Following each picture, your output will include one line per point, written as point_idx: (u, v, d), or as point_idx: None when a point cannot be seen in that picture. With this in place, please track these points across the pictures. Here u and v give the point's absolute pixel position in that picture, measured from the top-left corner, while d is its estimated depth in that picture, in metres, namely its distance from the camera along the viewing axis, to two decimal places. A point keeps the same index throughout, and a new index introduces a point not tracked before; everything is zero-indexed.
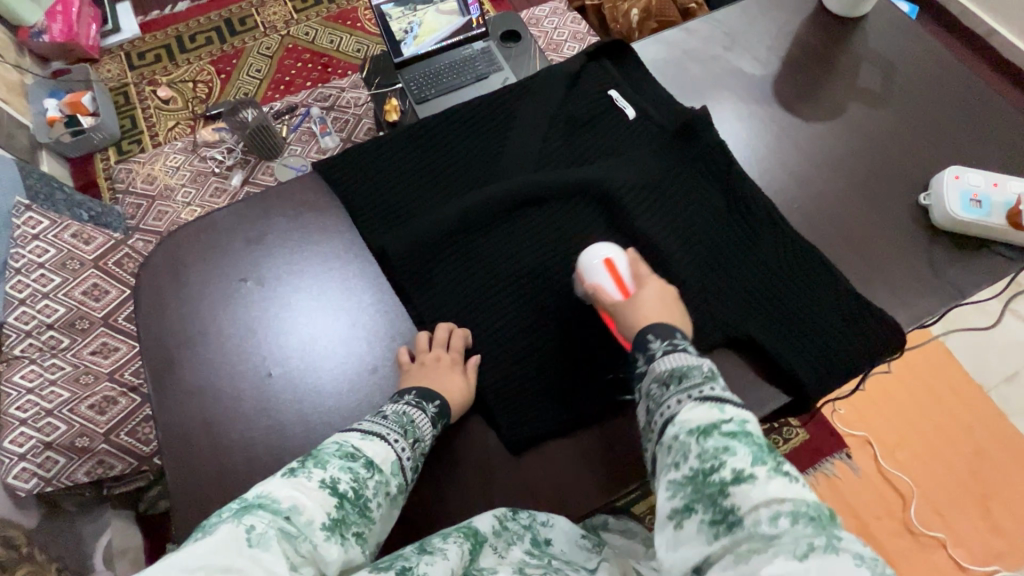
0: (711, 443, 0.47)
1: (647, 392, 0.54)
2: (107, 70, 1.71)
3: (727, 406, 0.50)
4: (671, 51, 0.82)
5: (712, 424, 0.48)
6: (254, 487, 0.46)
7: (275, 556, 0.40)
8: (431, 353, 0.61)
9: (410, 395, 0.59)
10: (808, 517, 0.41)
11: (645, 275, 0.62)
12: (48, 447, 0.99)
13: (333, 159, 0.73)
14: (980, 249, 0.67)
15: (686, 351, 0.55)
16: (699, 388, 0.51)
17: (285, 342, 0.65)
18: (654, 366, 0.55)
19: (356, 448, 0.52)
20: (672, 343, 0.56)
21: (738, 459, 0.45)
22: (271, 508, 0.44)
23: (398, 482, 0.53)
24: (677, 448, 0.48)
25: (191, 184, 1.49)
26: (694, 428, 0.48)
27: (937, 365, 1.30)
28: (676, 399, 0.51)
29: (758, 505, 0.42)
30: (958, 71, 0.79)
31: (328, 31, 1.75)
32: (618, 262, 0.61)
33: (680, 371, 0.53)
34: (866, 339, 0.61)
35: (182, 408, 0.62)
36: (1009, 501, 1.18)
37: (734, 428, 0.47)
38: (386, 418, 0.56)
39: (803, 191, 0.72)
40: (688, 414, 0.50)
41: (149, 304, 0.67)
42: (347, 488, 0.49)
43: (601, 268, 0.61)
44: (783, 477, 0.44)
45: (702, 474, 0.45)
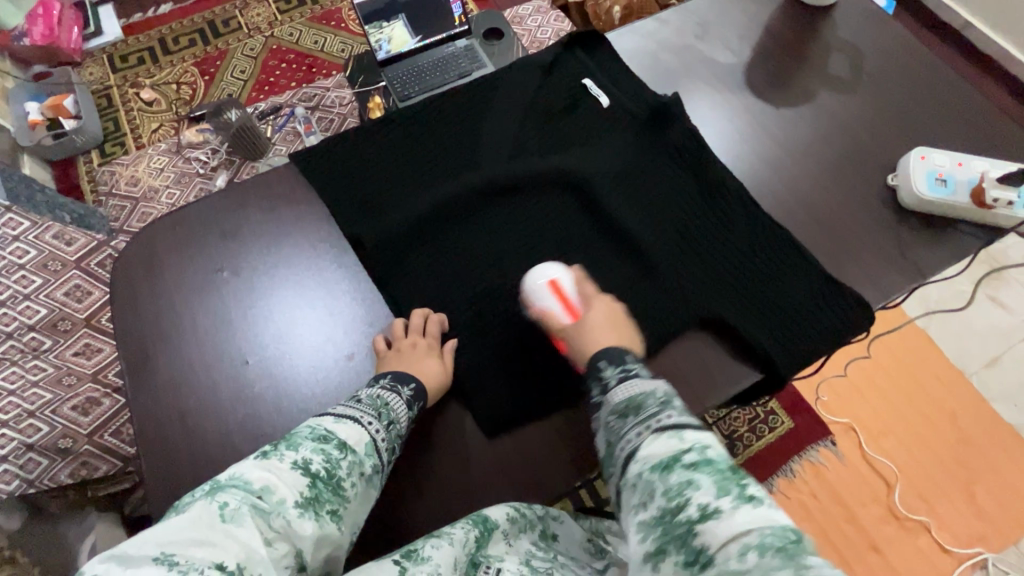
0: (675, 478, 0.45)
1: (606, 424, 0.53)
2: (90, 73, 1.70)
3: (686, 433, 0.48)
4: (644, 41, 0.83)
5: (673, 457, 0.47)
6: (227, 468, 0.46)
7: (247, 531, 0.41)
8: (406, 340, 0.61)
9: (384, 378, 0.59)
10: (775, 547, 0.39)
11: (592, 295, 0.63)
12: (29, 449, 0.98)
13: (309, 151, 0.73)
14: (947, 228, 0.68)
15: (639, 376, 0.55)
16: (657, 418, 0.50)
17: (260, 334, 0.65)
18: (610, 398, 0.54)
19: (329, 431, 0.51)
20: (624, 369, 0.56)
21: (701, 493, 0.43)
22: (242, 487, 0.44)
23: (373, 463, 0.52)
24: (641, 488, 0.47)
25: (175, 185, 1.48)
26: (655, 464, 0.47)
27: (918, 352, 1.32)
28: (635, 432, 0.50)
29: (727, 540, 0.41)
30: (925, 57, 0.81)
31: (312, 31, 1.75)
32: (563, 282, 0.63)
33: (636, 401, 0.52)
34: (838, 317, 0.62)
35: (157, 400, 0.62)
36: (990, 484, 1.20)
37: (694, 457, 0.46)
38: (360, 402, 0.56)
39: (774, 175, 0.73)
40: (648, 449, 0.48)
41: (123, 297, 0.67)
42: (320, 468, 0.48)
43: (546, 290, 0.62)
44: (749, 504, 0.42)
45: (669, 514, 0.44)
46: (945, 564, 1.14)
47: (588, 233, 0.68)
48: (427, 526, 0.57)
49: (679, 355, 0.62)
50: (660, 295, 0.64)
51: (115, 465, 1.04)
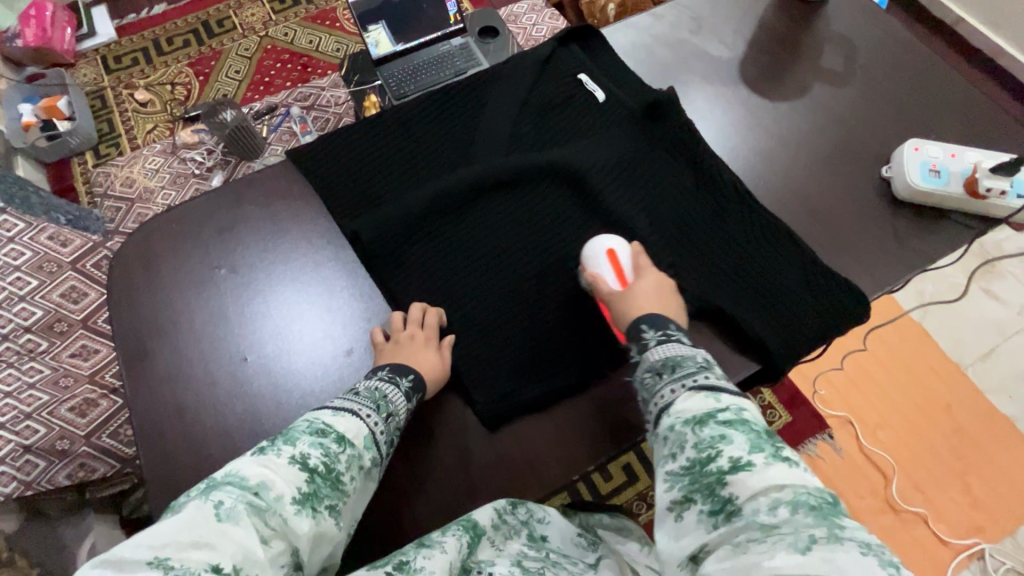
0: (707, 432, 0.47)
1: (642, 382, 0.55)
2: (83, 74, 1.69)
3: (722, 396, 0.50)
4: (639, 36, 0.83)
5: (708, 413, 0.49)
6: (224, 465, 0.46)
7: (242, 531, 0.41)
8: (405, 331, 0.61)
9: (382, 371, 0.58)
10: (807, 505, 0.40)
11: (644, 266, 0.62)
12: (26, 451, 0.95)
13: (306, 148, 0.73)
14: (941, 219, 0.69)
15: (678, 342, 0.56)
16: (694, 378, 0.52)
17: (260, 329, 0.65)
18: (648, 357, 0.56)
19: (327, 424, 0.51)
20: (665, 333, 0.56)
21: (734, 447, 0.45)
22: (238, 485, 0.44)
23: (372, 455, 0.52)
24: (673, 440, 0.49)
25: (171, 186, 1.48)
26: (690, 418, 0.49)
27: (914, 345, 1.32)
28: (671, 389, 0.52)
29: (757, 493, 0.42)
30: (917, 50, 0.81)
31: (307, 31, 1.75)
32: (620, 253, 0.62)
33: (674, 360, 0.54)
34: (834, 306, 0.63)
35: (155, 397, 0.62)
36: (987, 476, 1.20)
37: (729, 416, 0.48)
38: (358, 395, 0.55)
39: (769, 168, 0.73)
40: (683, 405, 0.50)
41: (120, 295, 0.67)
42: (318, 463, 0.48)
43: (603, 258, 0.62)
44: (782, 463, 0.44)
45: (698, 465, 0.46)
46: (942, 554, 1.14)
47: (585, 226, 0.68)
48: (427, 519, 0.57)
49: None
50: None
51: (113, 466, 1.03)
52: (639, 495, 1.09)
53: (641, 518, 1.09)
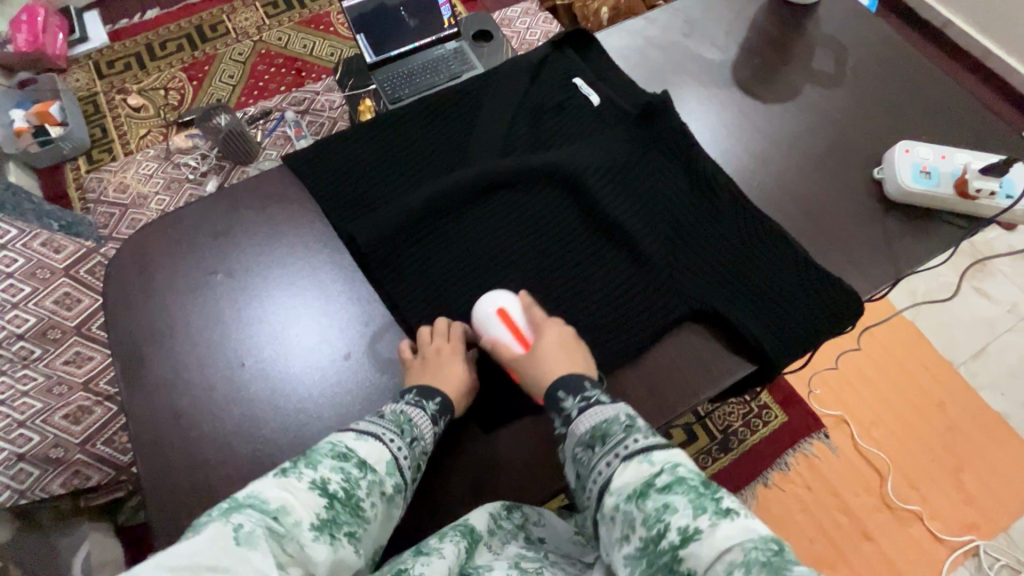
0: (651, 505, 0.47)
1: (574, 456, 0.54)
2: (76, 80, 1.69)
3: (654, 456, 0.50)
4: (632, 40, 0.84)
5: (646, 483, 0.49)
6: (245, 486, 0.46)
7: (262, 554, 0.41)
8: (431, 344, 0.61)
9: (410, 394, 0.59)
10: (760, 562, 0.41)
11: (541, 320, 0.61)
12: (21, 459, 0.97)
13: (301, 153, 0.73)
14: (932, 219, 0.70)
15: (600, 403, 0.56)
16: (625, 444, 0.52)
17: (255, 335, 0.65)
18: (574, 428, 0.55)
19: (350, 449, 0.52)
20: (584, 398, 0.56)
21: (680, 516, 0.46)
22: (259, 507, 0.44)
23: (394, 482, 0.52)
24: (621, 520, 0.48)
25: (165, 191, 1.47)
26: (632, 494, 0.49)
27: (907, 344, 1.34)
28: (606, 461, 0.52)
29: (712, 560, 0.43)
30: (907, 52, 0.82)
31: (301, 35, 1.75)
32: (512, 311, 0.61)
33: (601, 429, 0.53)
34: (828, 305, 0.63)
35: (152, 402, 0.62)
36: (980, 473, 1.22)
37: (667, 479, 0.48)
38: (383, 418, 0.56)
39: (763, 170, 0.74)
40: (622, 479, 0.50)
41: (116, 301, 0.67)
42: (338, 488, 0.49)
43: (495, 321, 0.61)
44: (727, 518, 0.45)
45: (652, 543, 0.46)
46: (937, 552, 1.15)
47: (581, 228, 0.68)
48: (426, 523, 0.57)
49: (673, 348, 0.64)
50: (654, 288, 0.65)
51: (107, 474, 1.02)
52: None
53: None
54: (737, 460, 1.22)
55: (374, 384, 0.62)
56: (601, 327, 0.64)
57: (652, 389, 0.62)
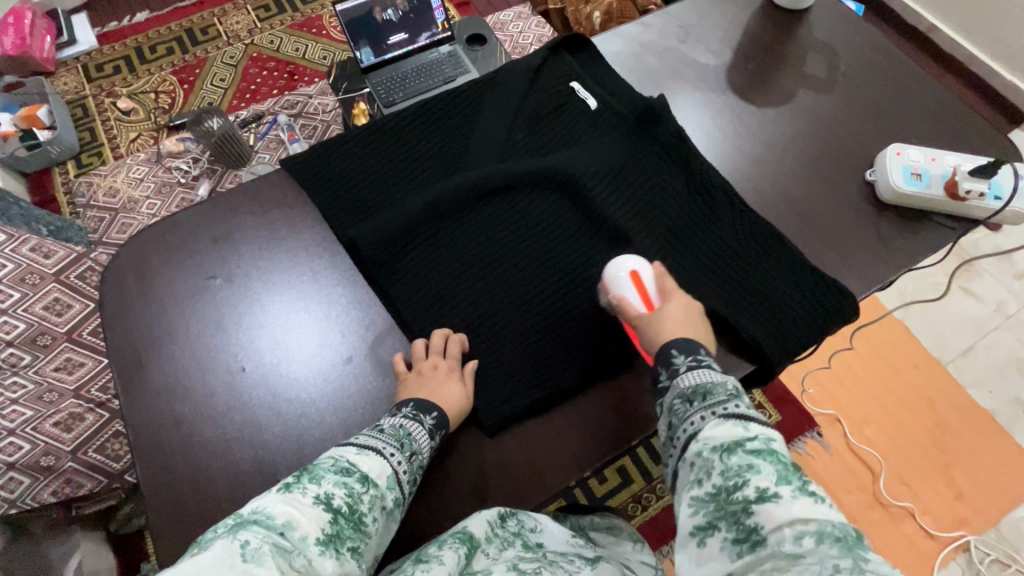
0: (735, 461, 0.47)
1: (670, 405, 0.55)
2: (63, 83, 1.67)
3: (751, 425, 0.50)
4: (629, 44, 0.85)
5: (737, 442, 0.48)
6: (249, 503, 0.46)
7: (270, 572, 0.40)
8: (427, 361, 0.60)
9: (407, 407, 0.58)
10: (833, 537, 0.41)
11: (671, 289, 0.62)
12: (11, 468, 0.94)
13: (299, 157, 0.73)
14: (922, 220, 0.71)
15: (709, 367, 0.56)
16: (724, 405, 0.52)
17: (257, 339, 0.65)
18: (678, 381, 0.55)
19: (352, 463, 0.52)
20: (696, 358, 0.56)
21: (762, 478, 0.45)
22: (265, 524, 0.43)
23: (394, 496, 0.52)
24: (700, 465, 0.49)
25: (156, 195, 1.46)
26: (718, 446, 0.49)
27: (897, 342, 1.36)
28: (700, 416, 0.52)
29: (783, 524, 0.43)
30: (895, 56, 0.84)
31: (293, 38, 1.75)
32: (644, 274, 0.61)
33: (704, 387, 0.53)
34: (825, 305, 0.64)
35: (151, 408, 0.61)
36: (970, 469, 1.24)
37: (759, 446, 0.48)
38: (383, 432, 0.55)
39: (758, 173, 0.75)
40: (712, 431, 0.50)
41: (113, 305, 0.66)
42: (342, 503, 0.48)
43: (627, 280, 0.61)
44: (809, 497, 0.44)
45: (726, 492, 0.46)
46: (930, 547, 1.17)
47: (580, 231, 0.69)
48: (429, 527, 0.58)
49: None
50: None
51: (100, 482, 1.02)
52: (633, 498, 1.12)
53: (634, 520, 1.11)
54: None
55: (374, 388, 0.62)
56: (601, 332, 0.64)
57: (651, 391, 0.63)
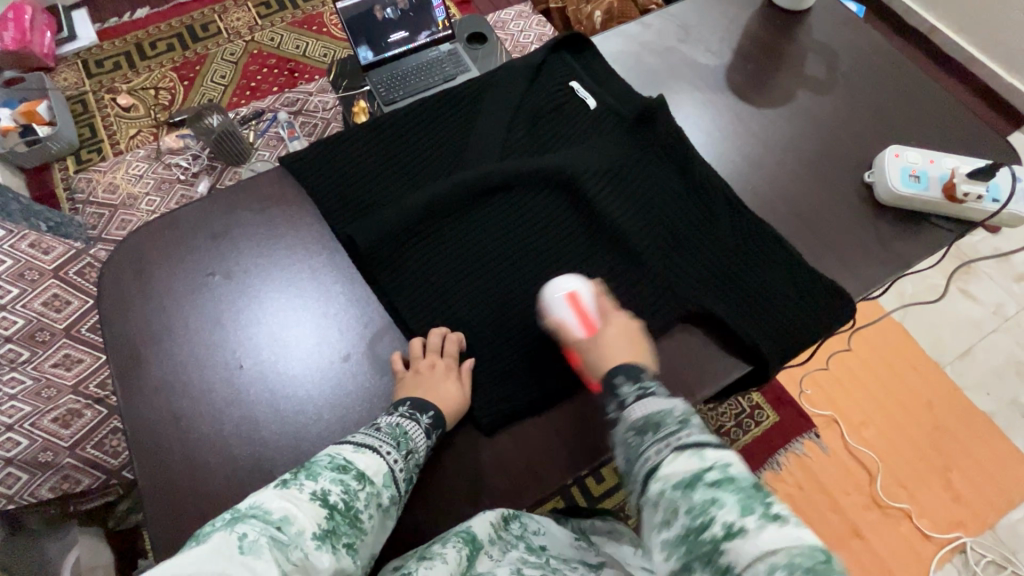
0: (698, 497, 0.47)
1: (623, 441, 0.54)
2: (63, 78, 1.67)
3: (706, 452, 0.50)
4: (629, 44, 0.85)
5: (696, 476, 0.48)
6: (247, 498, 0.46)
7: (268, 564, 0.40)
8: (425, 360, 0.60)
9: (404, 406, 0.58)
10: (803, 567, 0.41)
11: (609, 309, 0.63)
12: (9, 464, 0.95)
13: (298, 154, 0.73)
14: (921, 222, 0.71)
15: (656, 394, 0.56)
16: (676, 436, 0.51)
17: (254, 337, 0.65)
18: (628, 414, 0.55)
19: (348, 460, 0.52)
20: (641, 387, 0.56)
21: (726, 512, 0.45)
22: (262, 518, 0.44)
23: (391, 493, 0.53)
24: (664, 506, 0.48)
25: (156, 192, 1.46)
26: (678, 484, 0.48)
27: (896, 344, 1.36)
28: (657, 449, 0.51)
29: (754, 561, 0.42)
30: (895, 58, 0.84)
31: (293, 36, 1.75)
32: (581, 295, 0.63)
33: (655, 418, 0.53)
34: (823, 305, 0.64)
35: (150, 404, 0.61)
36: (966, 471, 1.24)
37: (718, 476, 0.48)
38: (379, 430, 0.56)
39: (757, 174, 0.75)
40: (669, 468, 0.50)
41: (112, 300, 0.66)
42: (338, 500, 0.49)
43: (563, 303, 0.62)
44: (774, 523, 0.44)
45: (694, 532, 0.46)
46: (926, 549, 1.17)
47: (578, 231, 0.69)
48: (426, 525, 0.58)
49: (670, 348, 0.65)
50: (649, 288, 0.66)
51: (97, 478, 1.03)
52: None
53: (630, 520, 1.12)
54: None
55: (372, 386, 0.62)
56: None
57: None
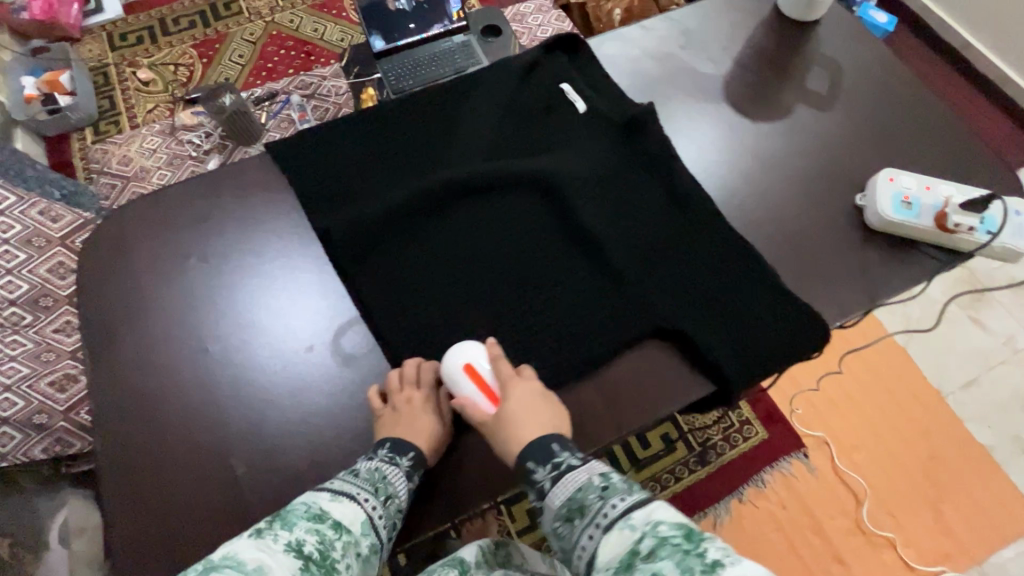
0: None
1: (557, 532, 0.54)
2: (88, 50, 1.70)
3: (633, 518, 0.50)
4: (628, 47, 0.83)
5: (630, 551, 0.47)
6: (220, 549, 0.47)
7: None
8: (402, 394, 0.60)
9: (384, 448, 0.58)
10: None
11: (509, 376, 0.60)
12: (4, 423, 0.98)
13: (285, 142, 0.73)
14: (912, 250, 0.69)
15: (571, 469, 0.56)
16: (601, 512, 0.51)
17: (224, 321, 0.65)
18: (550, 501, 0.55)
19: (324, 510, 0.52)
20: (555, 466, 0.56)
21: None
22: (236, 567, 0.45)
23: (369, 542, 0.53)
24: None
25: (168, 167, 1.49)
26: (616, 566, 0.47)
27: (895, 368, 1.32)
28: (587, 534, 0.51)
29: None
30: (904, 76, 0.81)
31: (312, 19, 1.75)
32: (477, 366, 0.60)
33: (577, 501, 0.53)
34: (797, 329, 0.63)
35: (118, 379, 0.63)
36: (959, 504, 1.21)
37: (649, 544, 0.47)
38: (358, 476, 0.56)
39: (746, 190, 0.73)
40: (605, 551, 0.49)
41: (92, 276, 0.67)
42: (313, 550, 0.49)
43: (461, 378, 0.60)
44: (713, 575, 0.42)
45: None
46: None
47: (555, 237, 0.68)
48: None
49: (635, 361, 0.64)
50: (621, 299, 0.65)
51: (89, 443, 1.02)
52: None
53: None
54: (713, 474, 1.22)
55: (335, 378, 0.63)
56: (566, 342, 0.63)
57: (610, 402, 0.62)
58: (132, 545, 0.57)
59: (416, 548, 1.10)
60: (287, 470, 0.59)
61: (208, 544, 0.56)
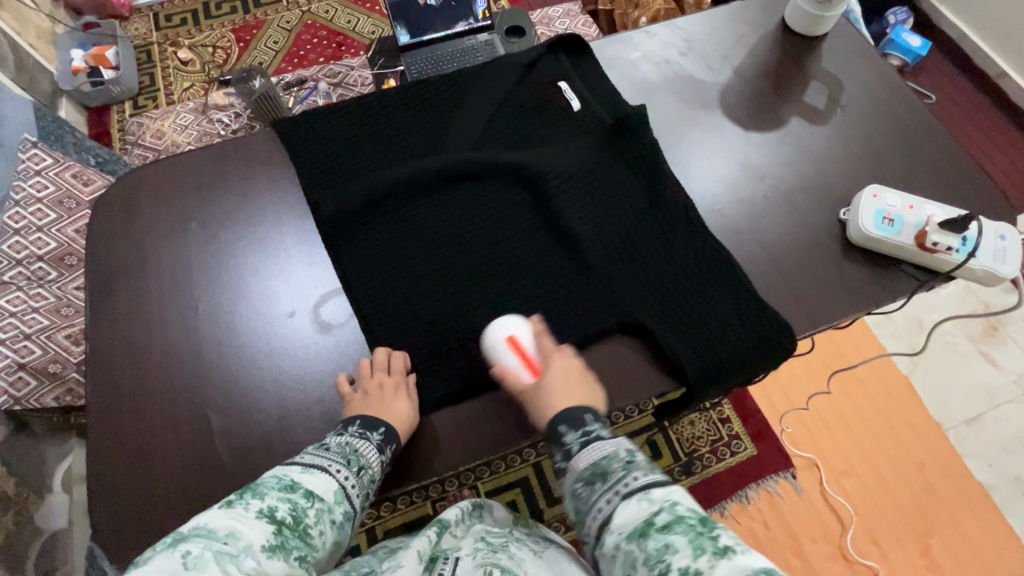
0: (652, 545, 0.48)
1: (576, 493, 0.57)
2: (134, 28, 1.79)
3: (653, 494, 0.52)
4: (629, 51, 0.85)
5: (645, 522, 0.50)
6: (191, 519, 0.46)
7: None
8: (372, 379, 0.61)
9: (354, 425, 0.59)
10: None
11: (551, 351, 0.63)
12: (21, 368, 1.01)
13: (291, 119, 0.77)
14: (892, 269, 0.69)
15: (600, 439, 0.59)
16: (623, 482, 0.54)
17: (215, 281, 0.69)
18: (576, 463, 0.58)
19: (296, 480, 0.53)
20: (585, 433, 0.59)
21: (681, 556, 0.46)
22: (206, 535, 0.45)
23: (343, 510, 0.55)
24: (621, 558, 0.49)
25: (196, 143, 1.55)
26: (631, 532, 0.50)
27: (894, 396, 1.30)
28: (606, 499, 0.54)
29: None
30: (905, 96, 0.81)
31: (347, 11, 1.81)
32: (521, 338, 0.63)
33: (602, 466, 0.56)
34: (761, 336, 0.64)
35: (112, 328, 0.67)
36: (948, 540, 1.18)
37: (666, 518, 0.50)
38: (329, 450, 0.58)
39: (730, 198, 0.74)
40: (621, 517, 0.52)
41: (100, 232, 0.72)
42: (286, 515, 0.50)
43: (504, 348, 0.62)
44: (726, 556, 0.45)
45: None
46: None
47: (535, 229, 0.70)
48: None
49: (598, 355, 0.65)
50: (590, 292, 0.67)
51: None
52: None
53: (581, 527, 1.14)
54: (698, 484, 1.21)
55: (311, 345, 0.66)
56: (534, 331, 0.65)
57: None
58: (109, 484, 0.61)
59: (395, 526, 1.13)
60: (255, 428, 0.62)
61: (177, 490, 0.60)
